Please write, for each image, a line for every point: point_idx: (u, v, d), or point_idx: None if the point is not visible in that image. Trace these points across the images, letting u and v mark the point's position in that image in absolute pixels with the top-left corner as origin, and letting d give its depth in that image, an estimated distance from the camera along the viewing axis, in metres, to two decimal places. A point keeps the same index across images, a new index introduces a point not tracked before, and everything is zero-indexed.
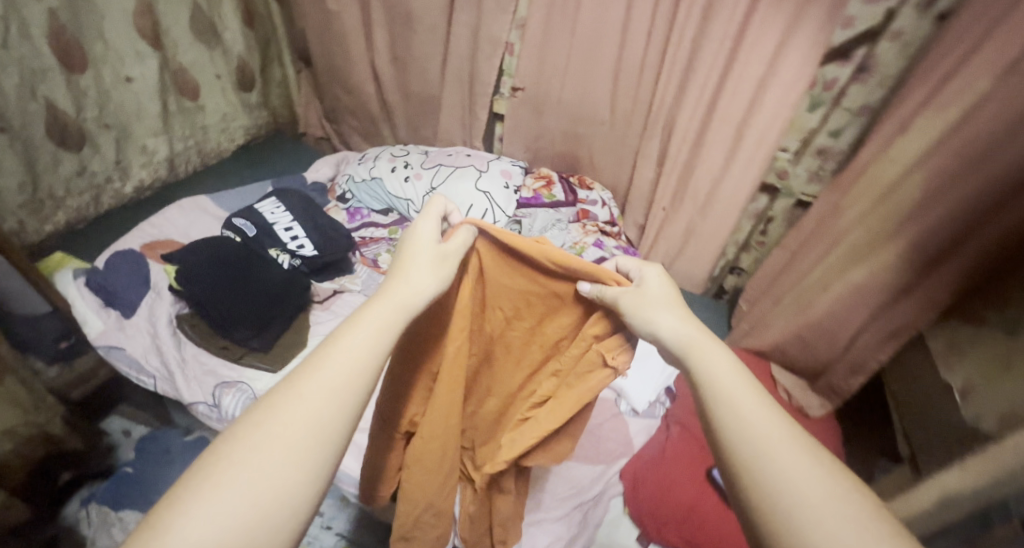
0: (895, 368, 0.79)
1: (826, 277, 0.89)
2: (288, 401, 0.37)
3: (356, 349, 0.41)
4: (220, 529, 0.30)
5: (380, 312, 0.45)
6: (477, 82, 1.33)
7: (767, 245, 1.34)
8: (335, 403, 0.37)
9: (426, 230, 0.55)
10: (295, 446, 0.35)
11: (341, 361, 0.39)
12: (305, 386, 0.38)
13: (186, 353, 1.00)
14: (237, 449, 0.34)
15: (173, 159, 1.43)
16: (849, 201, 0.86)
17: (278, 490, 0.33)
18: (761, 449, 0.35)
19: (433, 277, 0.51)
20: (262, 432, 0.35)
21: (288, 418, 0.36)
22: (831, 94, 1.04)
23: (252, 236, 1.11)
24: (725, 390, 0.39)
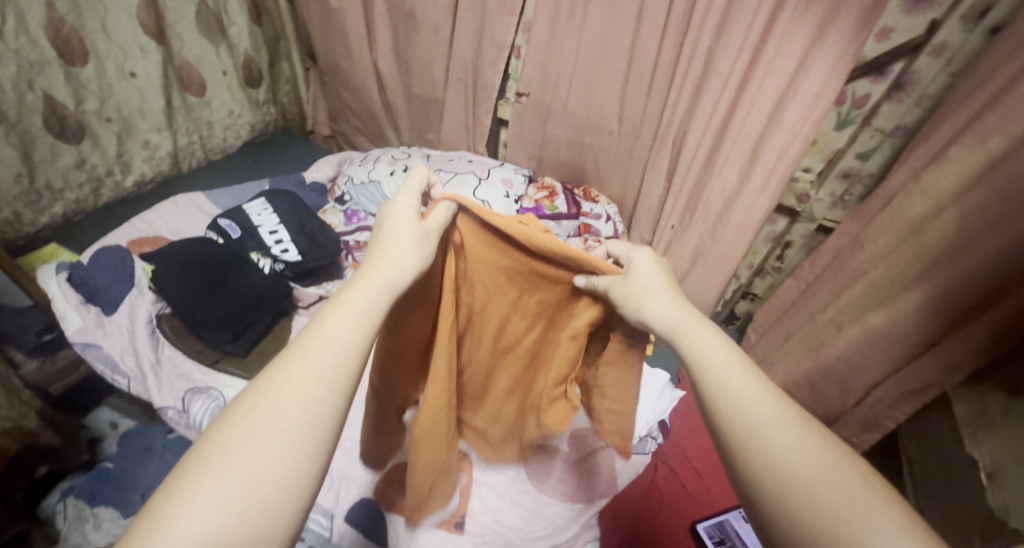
0: (919, 429, 0.69)
1: (841, 317, 0.79)
2: (280, 379, 0.39)
3: (345, 326, 0.44)
4: (227, 507, 0.32)
5: (365, 288, 0.48)
6: (480, 85, 1.28)
7: (784, 271, 1.24)
8: (325, 378, 0.40)
9: (403, 205, 0.57)
10: (291, 425, 0.37)
11: (329, 336, 0.42)
12: (290, 369, 0.39)
13: (162, 355, 0.98)
14: (237, 431, 0.36)
15: (176, 154, 1.44)
16: (874, 234, 0.77)
17: (293, 459, 0.36)
18: (752, 430, 0.38)
19: (415, 252, 0.54)
20: (260, 411, 0.37)
21: (277, 399, 0.38)
22: (862, 112, 0.94)
23: (236, 238, 1.08)
24: (713, 376, 0.42)
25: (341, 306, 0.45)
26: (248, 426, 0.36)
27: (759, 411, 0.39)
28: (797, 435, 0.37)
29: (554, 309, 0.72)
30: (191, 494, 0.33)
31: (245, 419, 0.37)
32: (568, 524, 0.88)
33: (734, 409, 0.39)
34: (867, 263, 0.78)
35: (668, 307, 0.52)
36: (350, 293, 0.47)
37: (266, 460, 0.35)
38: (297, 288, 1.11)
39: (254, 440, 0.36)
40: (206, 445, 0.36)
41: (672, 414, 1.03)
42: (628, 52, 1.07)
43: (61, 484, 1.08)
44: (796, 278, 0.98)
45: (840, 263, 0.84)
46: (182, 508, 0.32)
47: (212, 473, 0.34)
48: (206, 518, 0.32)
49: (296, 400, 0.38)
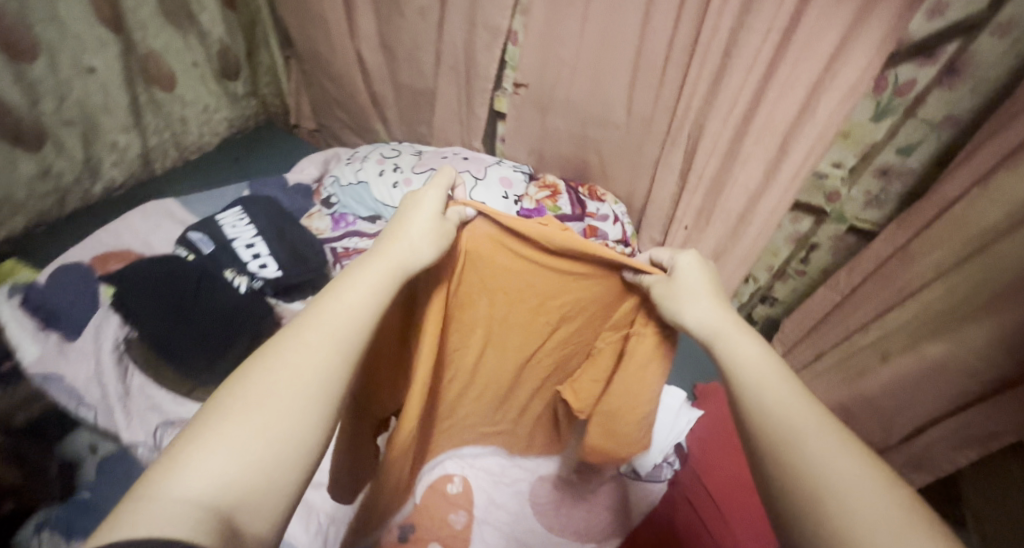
0: None
1: (887, 343, 0.73)
2: (306, 347, 0.38)
3: (360, 305, 0.43)
4: (240, 463, 0.31)
5: (381, 273, 0.46)
6: (474, 74, 1.16)
7: (809, 275, 1.13)
8: (340, 356, 0.39)
9: (429, 198, 0.54)
10: (306, 391, 0.36)
11: (343, 308, 0.42)
12: (307, 334, 0.39)
13: (132, 384, 0.91)
14: (250, 390, 0.35)
15: (147, 156, 1.33)
16: (926, 247, 0.68)
17: (304, 429, 0.35)
18: (795, 430, 0.38)
19: (433, 243, 0.52)
20: (281, 372, 0.36)
21: (299, 368, 0.37)
22: (904, 101, 0.83)
23: (207, 254, 0.99)
24: (749, 377, 0.43)
25: (358, 283, 0.44)
26: (269, 385, 0.35)
27: (796, 415, 0.39)
28: (838, 442, 0.37)
29: (581, 306, 0.70)
30: (212, 438, 0.31)
31: (265, 377, 0.36)
32: None
33: (773, 411, 0.40)
34: (920, 280, 0.69)
35: (704, 308, 0.53)
36: (370, 272, 0.46)
37: (282, 424, 0.34)
38: (280, 305, 1.00)
39: (274, 402, 0.34)
40: (224, 394, 0.35)
41: (689, 438, 0.94)
42: (639, 35, 0.95)
43: None
44: (830, 287, 0.87)
45: (884, 278, 0.75)
46: (203, 453, 0.31)
47: (232, 425, 0.32)
48: (223, 466, 0.30)
49: (315, 369, 0.37)
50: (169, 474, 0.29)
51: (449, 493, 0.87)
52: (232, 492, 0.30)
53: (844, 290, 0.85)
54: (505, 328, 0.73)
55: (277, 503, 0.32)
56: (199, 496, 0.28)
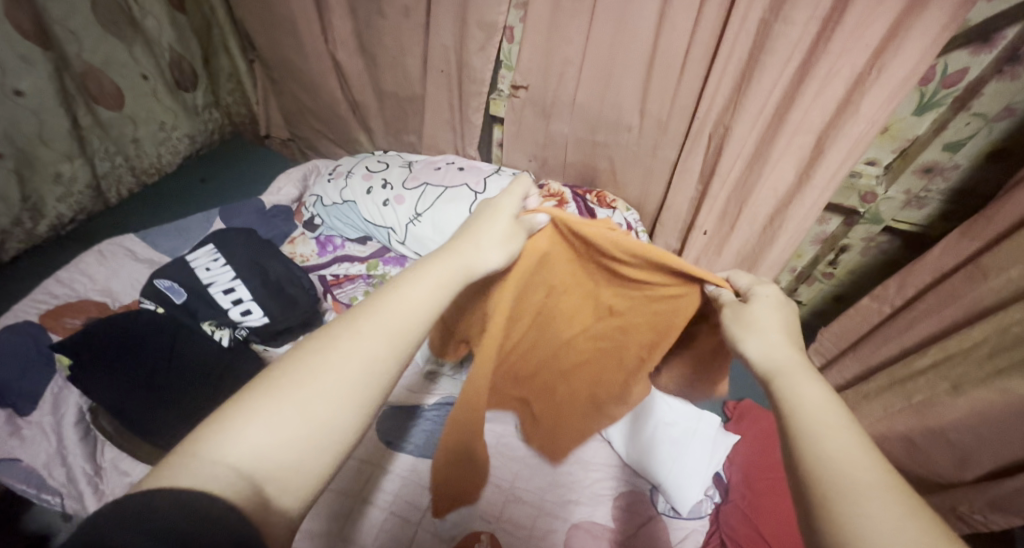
0: None
1: (952, 370, 0.63)
2: (361, 336, 0.37)
3: (421, 302, 0.41)
4: (274, 437, 0.31)
5: (445, 273, 0.45)
6: (467, 78, 1.04)
7: (837, 278, 1.07)
8: (390, 346, 0.38)
9: (505, 203, 0.53)
10: (347, 384, 0.35)
11: (406, 307, 0.40)
12: (363, 322, 0.38)
13: (104, 460, 0.79)
14: (303, 366, 0.35)
15: (99, 184, 1.18)
16: (1005, 261, 0.58)
17: (334, 422, 0.33)
18: (853, 486, 0.31)
19: (502, 246, 0.50)
20: (329, 356, 0.36)
21: (347, 355, 0.36)
22: (954, 93, 0.75)
23: (179, 303, 0.88)
24: (805, 415, 0.36)
25: (416, 281, 0.43)
26: (314, 368, 0.35)
27: (857, 470, 0.32)
28: (899, 500, 0.30)
29: (640, 312, 0.66)
30: (259, 407, 0.32)
31: (316, 356, 0.36)
32: None
33: (833, 458, 0.33)
34: (994, 298, 0.61)
35: (764, 331, 0.46)
36: (436, 270, 0.44)
37: (315, 412, 0.33)
38: (269, 351, 0.92)
39: (318, 387, 0.34)
40: (281, 365, 0.36)
41: (729, 467, 0.90)
42: (654, 30, 0.85)
43: None
44: (875, 299, 0.80)
45: (948, 293, 0.66)
46: (247, 422, 0.32)
47: (276, 396, 0.33)
48: (264, 437, 0.31)
49: (362, 355, 0.36)
50: (222, 429, 0.31)
51: None
52: (260, 466, 0.30)
53: (894, 304, 0.77)
54: (554, 322, 0.72)
55: (306, 483, 0.32)
56: (236, 465, 0.30)
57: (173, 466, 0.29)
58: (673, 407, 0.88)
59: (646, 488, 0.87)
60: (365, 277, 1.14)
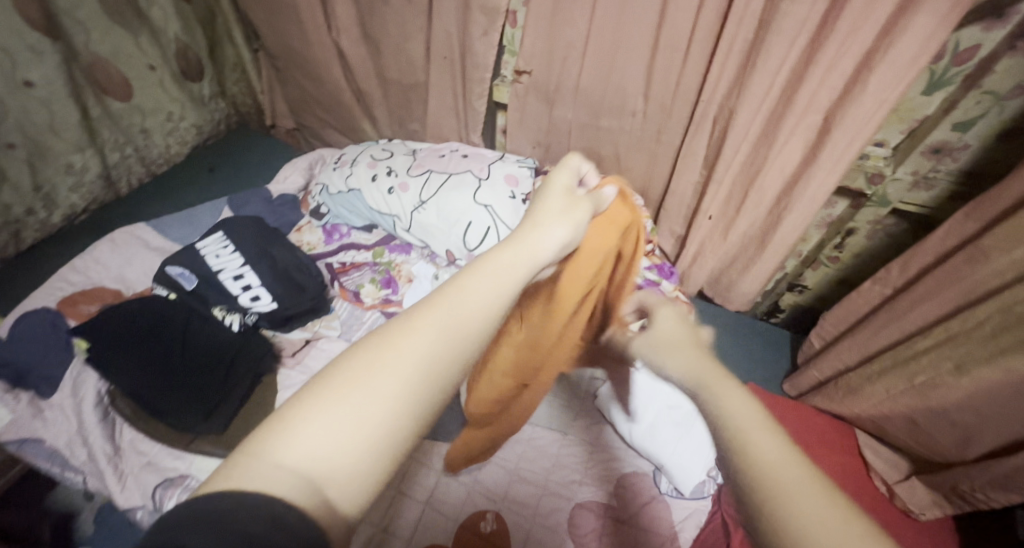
0: None
1: (952, 350, 0.63)
2: (426, 329, 0.34)
3: (486, 293, 0.38)
4: (331, 439, 0.29)
5: (513, 262, 0.42)
6: (470, 64, 1.04)
7: (842, 261, 1.06)
8: (454, 339, 0.34)
9: (559, 181, 0.56)
10: (405, 382, 0.31)
11: (468, 300, 0.36)
12: (419, 316, 0.35)
13: (122, 441, 0.81)
14: (362, 362, 0.32)
15: (109, 175, 1.20)
16: (1007, 242, 0.58)
17: (398, 420, 0.31)
18: (774, 487, 0.29)
19: (563, 229, 0.49)
20: (392, 351, 0.33)
21: (408, 349, 0.33)
22: (964, 71, 0.73)
23: (190, 290, 0.90)
24: (725, 424, 0.34)
25: (483, 272, 0.40)
26: (377, 362, 0.32)
27: (781, 471, 0.30)
28: (826, 501, 0.28)
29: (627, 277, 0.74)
30: (314, 408, 0.30)
31: (374, 353, 0.33)
32: None
33: (758, 462, 0.30)
34: (998, 279, 0.60)
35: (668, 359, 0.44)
36: (502, 260, 0.42)
37: (371, 413, 0.30)
38: (279, 336, 0.96)
39: (382, 383, 0.31)
40: (337, 363, 0.33)
41: None
42: (659, 11, 0.84)
43: None
44: (878, 282, 0.80)
45: (948, 275, 0.66)
46: (307, 419, 0.29)
47: (331, 397, 0.30)
48: (320, 440, 0.29)
49: (422, 352, 0.33)
50: (281, 431, 0.29)
51: (483, 532, 0.79)
52: (318, 471, 0.28)
53: (895, 287, 0.77)
54: None
55: (368, 485, 0.29)
56: (296, 469, 0.27)
57: (237, 465, 0.27)
58: (655, 394, 0.89)
59: (648, 468, 0.88)
60: (371, 264, 1.16)
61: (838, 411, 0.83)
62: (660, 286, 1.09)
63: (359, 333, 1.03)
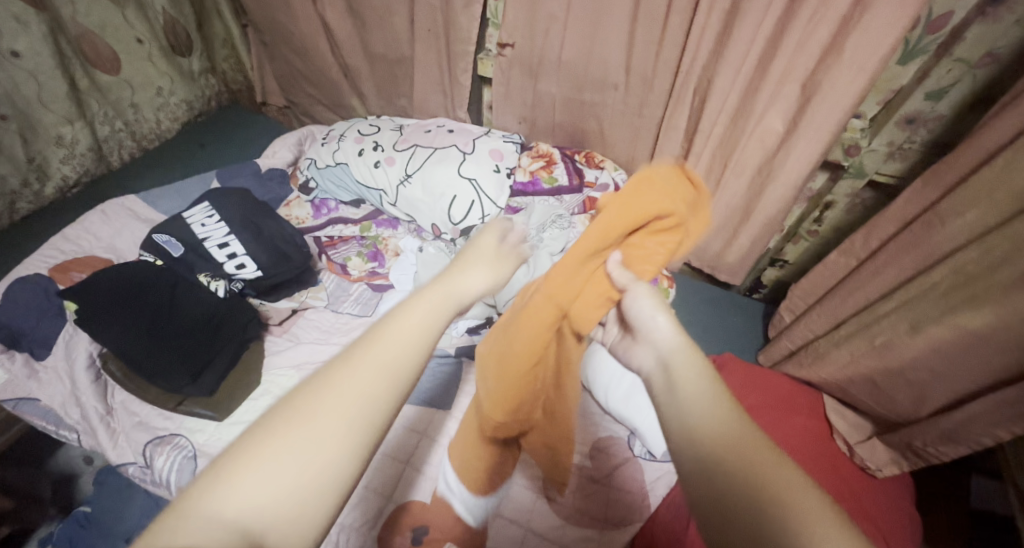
0: None
1: (909, 312, 0.65)
2: (358, 374, 0.32)
3: (417, 333, 0.36)
4: (268, 490, 0.28)
5: (435, 304, 0.39)
6: (454, 36, 1.04)
7: (821, 235, 1.07)
8: (388, 378, 0.33)
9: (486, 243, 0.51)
10: (341, 429, 0.30)
11: (396, 338, 0.35)
12: (354, 356, 0.34)
13: (114, 402, 0.84)
14: (297, 410, 0.31)
15: (100, 148, 1.22)
16: (963, 205, 0.60)
17: (337, 466, 0.30)
18: (729, 446, 0.34)
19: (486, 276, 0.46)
20: (326, 398, 0.31)
21: (343, 394, 0.32)
22: (938, 39, 0.74)
23: (177, 257, 0.94)
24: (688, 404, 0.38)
25: (411, 309, 0.38)
26: (307, 414, 0.31)
27: (733, 431, 0.35)
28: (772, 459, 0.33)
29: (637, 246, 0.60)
30: (251, 460, 0.29)
31: (311, 400, 0.31)
32: None
33: (709, 431, 0.35)
34: (953, 243, 0.62)
35: (651, 315, 0.52)
36: (424, 304, 0.39)
37: (312, 459, 0.29)
38: (265, 305, 0.99)
39: (313, 434, 0.30)
40: (273, 414, 0.31)
41: None
42: None
43: (38, 533, 0.86)
44: (847, 251, 0.82)
45: (911, 240, 0.68)
46: (245, 472, 0.28)
47: (266, 449, 0.29)
48: (256, 492, 0.28)
49: (359, 396, 0.32)
50: (213, 490, 0.28)
51: None
52: (258, 524, 0.27)
53: (861, 256, 0.79)
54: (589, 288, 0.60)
55: (312, 531, 0.28)
56: (233, 521, 0.27)
57: (168, 527, 0.26)
58: None
59: (623, 433, 0.90)
60: (359, 238, 1.17)
61: (808, 378, 0.85)
62: None
63: (345, 303, 1.05)
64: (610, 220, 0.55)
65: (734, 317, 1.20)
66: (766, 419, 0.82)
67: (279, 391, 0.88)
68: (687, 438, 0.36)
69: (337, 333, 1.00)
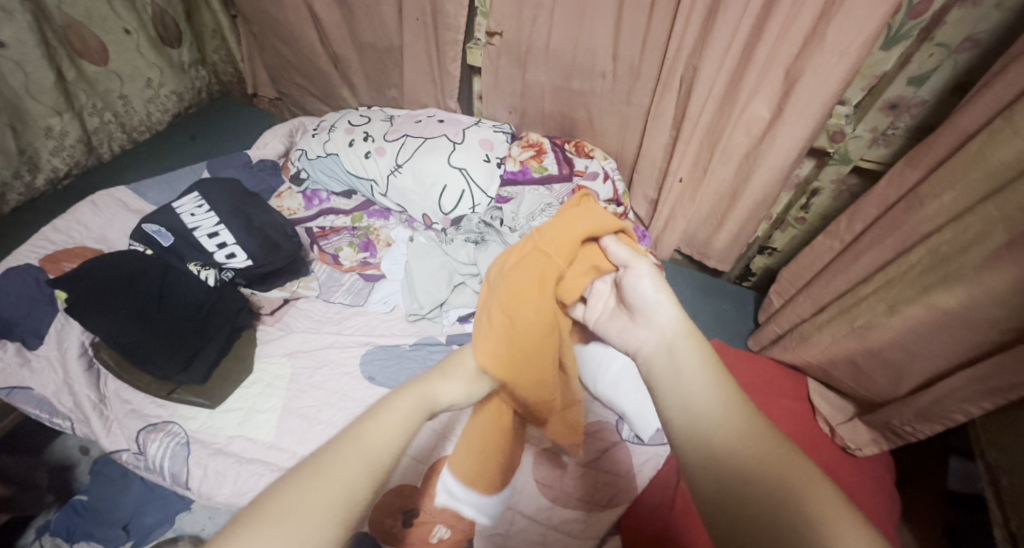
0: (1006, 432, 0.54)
1: (887, 293, 0.66)
2: (334, 477, 0.33)
3: (398, 429, 0.38)
4: None
5: (410, 404, 0.41)
6: (443, 25, 1.04)
7: (809, 222, 1.08)
8: (365, 471, 0.34)
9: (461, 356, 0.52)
10: (329, 517, 0.31)
11: (377, 434, 0.37)
12: (341, 447, 0.35)
13: (106, 391, 0.85)
14: (285, 498, 0.31)
15: (90, 140, 1.22)
16: (942, 186, 0.61)
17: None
18: (733, 439, 0.35)
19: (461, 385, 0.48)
20: (304, 492, 0.32)
21: (331, 483, 0.33)
22: (920, 24, 0.75)
23: (167, 246, 0.94)
24: (692, 400, 0.39)
25: (392, 406, 0.40)
26: (295, 502, 0.31)
27: (735, 424, 0.36)
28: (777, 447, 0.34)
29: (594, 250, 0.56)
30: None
31: (301, 489, 0.32)
32: (586, 537, 0.77)
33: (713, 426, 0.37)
34: (931, 224, 0.63)
35: (653, 294, 0.49)
36: (402, 404, 0.41)
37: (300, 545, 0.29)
38: (256, 294, 0.98)
39: (289, 537, 0.29)
40: (262, 501, 0.31)
41: None
42: None
43: (35, 521, 0.86)
44: (831, 237, 0.83)
45: (891, 223, 0.69)
46: None
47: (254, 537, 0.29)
48: None
49: (346, 485, 0.33)
50: None
51: None
52: None
53: (845, 240, 0.80)
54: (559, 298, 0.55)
55: None
56: None
57: None
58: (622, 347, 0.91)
59: (611, 418, 0.90)
60: (350, 229, 1.18)
61: (792, 361, 0.86)
62: None
63: (337, 293, 1.06)
64: (559, 237, 0.55)
65: (724, 306, 1.20)
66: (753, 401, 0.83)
67: (270, 379, 0.89)
68: (691, 431, 0.37)
69: (329, 322, 1.00)
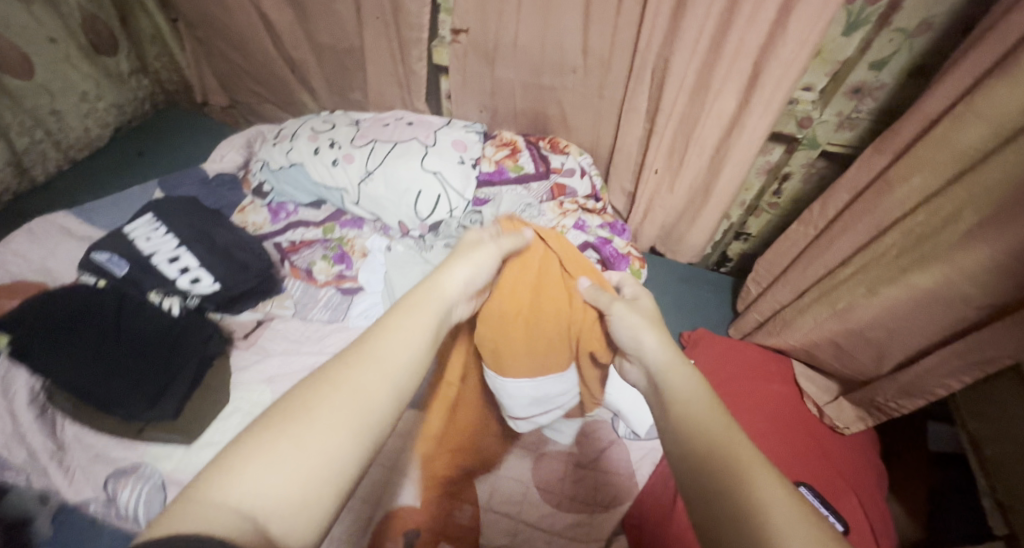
0: (986, 405, 0.57)
1: (867, 275, 0.68)
2: (345, 386, 0.38)
3: (408, 344, 0.43)
4: (282, 474, 0.33)
5: (421, 314, 0.47)
6: (405, 23, 1.00)
7: (781, 206, 1.10)
8: (382, 382, 0.39)
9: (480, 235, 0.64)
10: (347, 418, 0.36)
11: (392, 346, 0.42)
12: (358, 356, 0.41)
13: (66, 436, 0.78)
14: (308, 404, 0.37)
15: (20, 160, 1.10)
16: (910, 169, 0.63)
17: (345, 449, 0.35)
18: (711, 443, 0.39)
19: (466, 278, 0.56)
20: (323, 403, 0.37)
21: (345, 391, 0.38)
22: (878, 9, 0.77)
23: (122, 276, 0.87)
24: (681, 406, 0.44)
25: (402, 323, 0.45)
26: (313, 412, 0.36)
27: (714, 430, 0.40)
28: (750, 452, 0.38)
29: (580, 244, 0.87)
30: (270, 450, 0.33)
31: (318, 400, 0.37)
32: (592, 539, 0.77)
33: (695, 432, 0.41)
34: (903, 207, 0.65)
35: (633, 334, 0.58)
36: (410, 317, 0.46)
37: (323, 442, 0.35)
38: (226, 319, 0.93)
39: (305, 438, 0.34)
40: (287, 407, 0.37)
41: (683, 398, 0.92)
42: None
43: None
44: (804, 223, 0.85)
45: (863, 207, 0.71)
46: (259, 460, 0.33)
47: (281, 438, 0.34)
48: (270, 478, 0.32)
49: (360, 393, 0.38)
50: (232, 474, 0.32)
51: (450, 489, 0.78)
52: (270, 499, 0.32)
53: (820, 225, 0.82)
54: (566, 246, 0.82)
55: (321, 510, 0.33)
56: (246, 497, 0.31)
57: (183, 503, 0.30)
58: None
59: (607, 416, 0.89)
60: (322, 241, 1.11)
61: (777, 345, 0.88)
62: (612, 244, 1.09)
63: (313, 309, 1.00)
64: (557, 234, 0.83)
65: (710, 293, 1.20)
66: (743, 389, 0.84)
67: (250, 407, 0.84)
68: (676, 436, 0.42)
69: (308, 341, 0.95)
